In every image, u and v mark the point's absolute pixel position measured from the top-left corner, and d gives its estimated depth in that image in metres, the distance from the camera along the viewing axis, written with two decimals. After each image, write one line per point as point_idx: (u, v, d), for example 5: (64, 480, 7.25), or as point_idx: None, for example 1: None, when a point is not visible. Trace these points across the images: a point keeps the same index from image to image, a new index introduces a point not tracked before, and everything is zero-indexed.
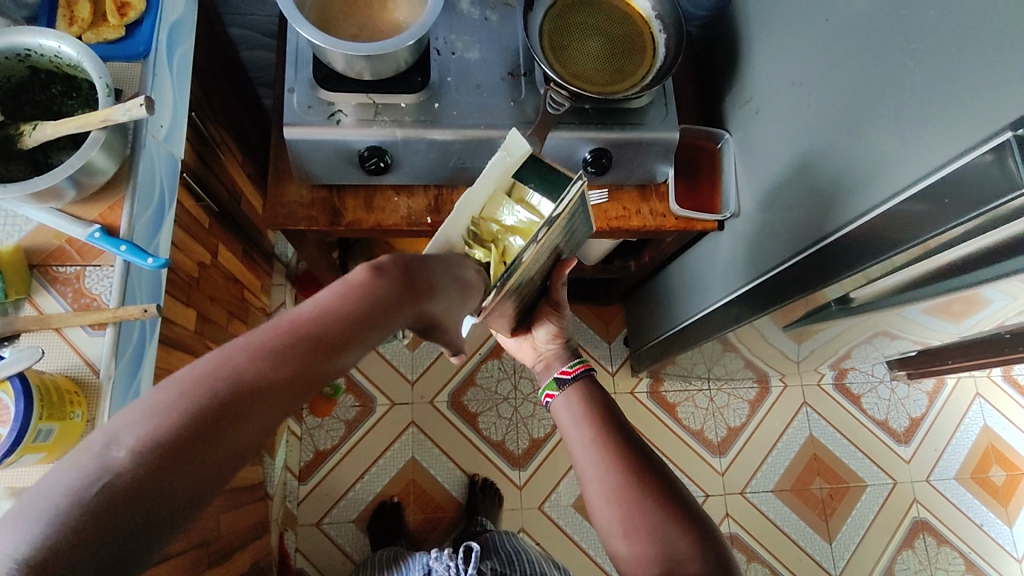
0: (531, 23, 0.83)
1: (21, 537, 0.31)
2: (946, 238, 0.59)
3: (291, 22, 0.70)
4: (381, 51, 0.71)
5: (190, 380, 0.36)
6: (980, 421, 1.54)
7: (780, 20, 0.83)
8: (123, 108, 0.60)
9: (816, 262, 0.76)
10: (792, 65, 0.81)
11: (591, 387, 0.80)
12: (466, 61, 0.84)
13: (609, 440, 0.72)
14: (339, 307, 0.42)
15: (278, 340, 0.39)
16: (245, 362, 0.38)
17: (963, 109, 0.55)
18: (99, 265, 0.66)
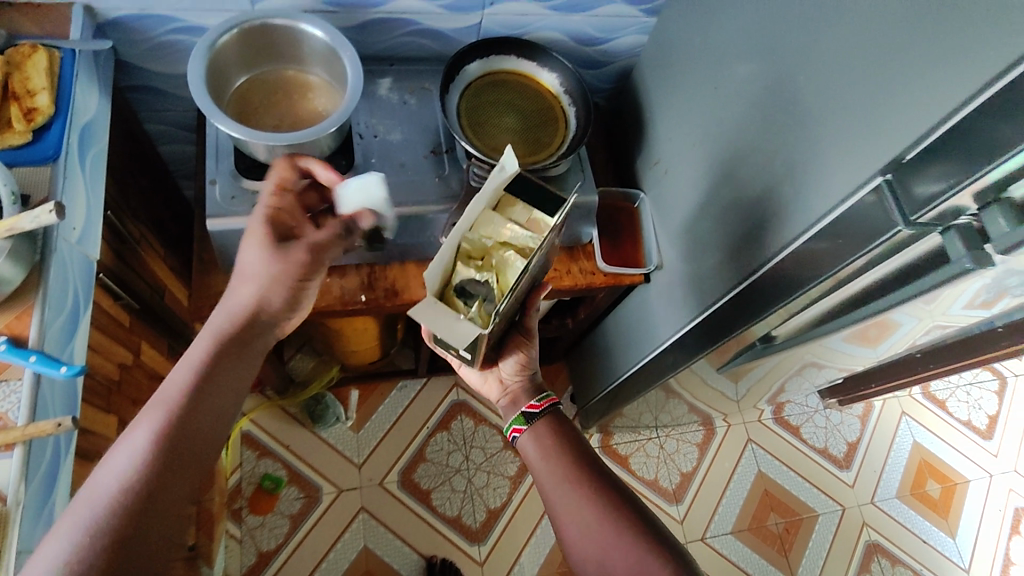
0: (448, 104, 0.87)
1: None
2: (849, 270, 0.64)
3: (210, 117, 0.70)
4: (303, 139, 0.73)
5: (99, 476, 0.52)
6: (909, 438, 1.63)
7: (677, 88, 0.92)
8: (32, 216, 0.58)
9: (738, 304, 0.81)
10: (691, 128, 0.89)
11: (557, 421, 0.78)
12: (389, 142, 0.87)
13: (583, 476, 0.72)
14: (189, 371, 0.58)
15: (152, 418, 0.55)
16: (136, 443, 0.54)
17: (839, 158, 0.61)
18: (5, 380, 0.62)
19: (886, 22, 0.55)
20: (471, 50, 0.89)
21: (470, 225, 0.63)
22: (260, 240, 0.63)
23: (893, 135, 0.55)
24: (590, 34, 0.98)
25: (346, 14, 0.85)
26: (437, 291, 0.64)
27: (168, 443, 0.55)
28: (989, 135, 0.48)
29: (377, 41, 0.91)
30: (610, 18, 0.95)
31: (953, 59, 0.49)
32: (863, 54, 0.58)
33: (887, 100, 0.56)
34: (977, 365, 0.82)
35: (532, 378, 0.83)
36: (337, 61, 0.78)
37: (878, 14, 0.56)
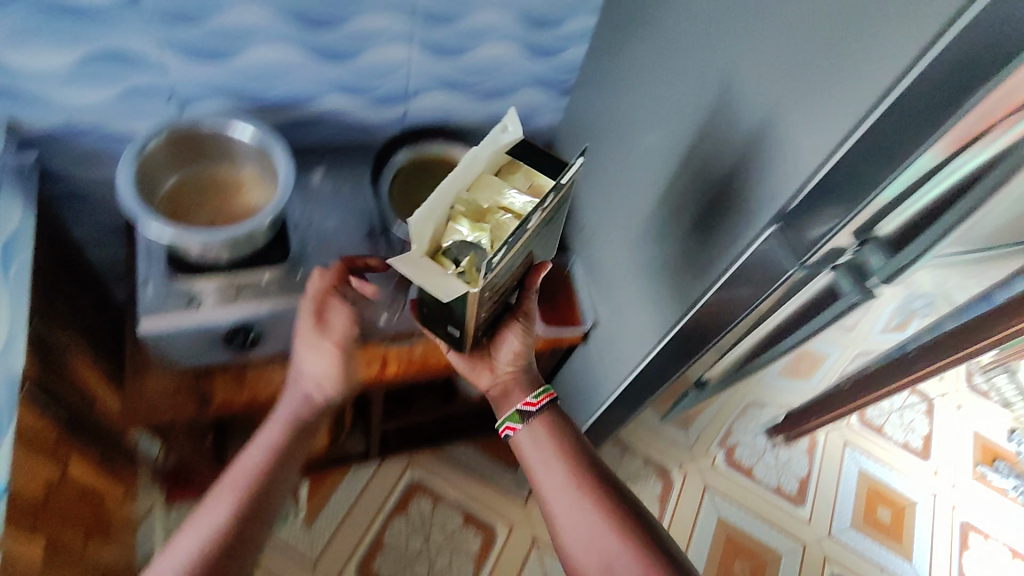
0: (380, 189, 0.91)
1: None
2: (761, 309, 0.70)
3: (141, 221, 0.71)
4: (237, 234, 0.74)
5: (201, 517, 0.69)
6: (855, 467, 1.69)
7: (592, 160, 1.00)
8: None
9: (671, 353, 0.85)
10: (610, 194, 0.96)
11: (556, 418, 0.81)
12: (324, 229, 0.90)
13: (583, 483, 0.76)
14: (265, 454, 0.75)
15: (229, 489, 0.72)
16: (215, 508, 0.70)
17: (735, 212, 0.68)
18: None
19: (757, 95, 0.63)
20: (399, 139, 0.94)
21: (467, 187, 0.69)
22: (309, 306, 0.79)
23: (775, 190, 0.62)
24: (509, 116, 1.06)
25: (275, 112, 0.89)
26: (427, 250, 0.66)
27: (240, 508, 0.71)
28: (855, 179, 0.54)
29: (307, 135, 0.95)
30: (526, 102, 1.04)
31: (810, 120, 0.56)
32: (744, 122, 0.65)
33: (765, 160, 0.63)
34: (897, 390, 0.94)
35: (526, 365, 0.83)
36: (268, 158, 0.82)
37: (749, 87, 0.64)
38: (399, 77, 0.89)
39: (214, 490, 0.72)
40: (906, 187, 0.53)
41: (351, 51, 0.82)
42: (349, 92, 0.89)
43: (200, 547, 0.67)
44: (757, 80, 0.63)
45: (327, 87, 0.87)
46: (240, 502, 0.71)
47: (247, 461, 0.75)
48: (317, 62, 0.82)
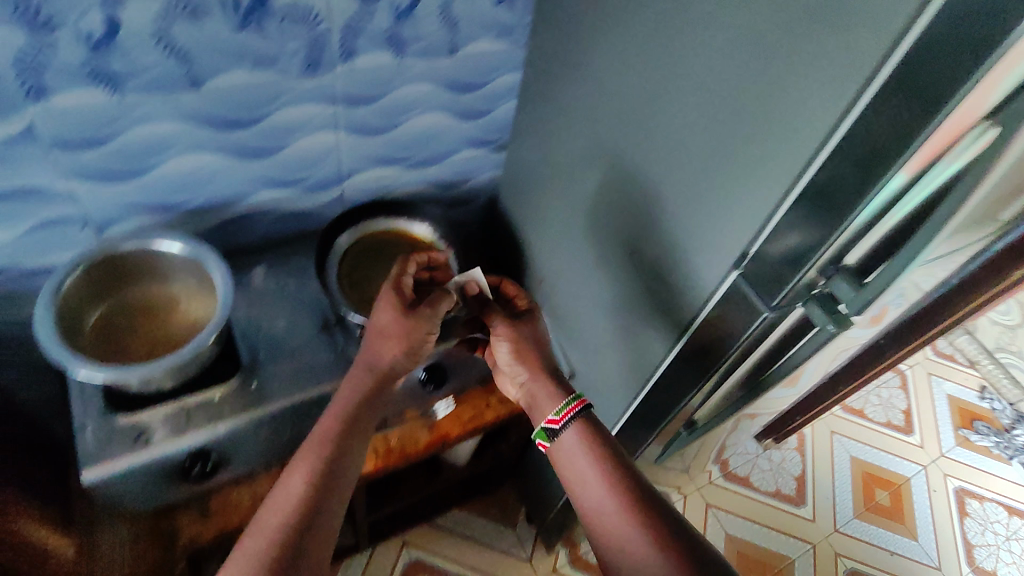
0: (328, 281, 0.86)
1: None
2: (743, 348, 0.65)
3: (67, 369, 0.65)
4: (181, 360, 0.69)
5: (269, 509, 0.58)
6: (847, 455, 1.67)
7: (536, 201, 0.94)
8: None
9: (658, 396, 0.79)
10: (553, 236, 0.91)
11: (589, 424, 0.71)
12: (273, 332, 0.84)
13: (633, 494, 0.64)
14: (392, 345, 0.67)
15: (276, 511, 0.57)
16: (312, 534, 0.57)
17: (685, 257, 0.64)
18: None
19: (683, 160, 0.60)
20: (337, 225, 0.91)
21: None
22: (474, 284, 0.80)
23: (723, 241, 0.58)
24: (449, 179, 1.02)
25: (201, 218, 0.83)
26: None
27: (291, 509, 0.57)
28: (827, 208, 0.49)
29: (240, 235, 0.89)
30: (464, 161, 1.00)
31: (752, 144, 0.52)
32: (678, 184, 0.62)
33: (705, 214, 0.59)
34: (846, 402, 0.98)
35: (546, 373, 0.76)
36: (202, 264, 0.77)
37: (673, 149, 0.61)
38: (326, 165, 0.86)
39: (281, 489, 0.59)
40: (857, 236, 0.51)
41: (270, 146, 0.79)
42: (277, 186, 0.85)
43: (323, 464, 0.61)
44: (681, 115, 0.59)
45: (254, 185, 0.83)
46: (290, 540, 0.55)
47: (306, 468, 0.60)
48: (240, 163, 0.79)
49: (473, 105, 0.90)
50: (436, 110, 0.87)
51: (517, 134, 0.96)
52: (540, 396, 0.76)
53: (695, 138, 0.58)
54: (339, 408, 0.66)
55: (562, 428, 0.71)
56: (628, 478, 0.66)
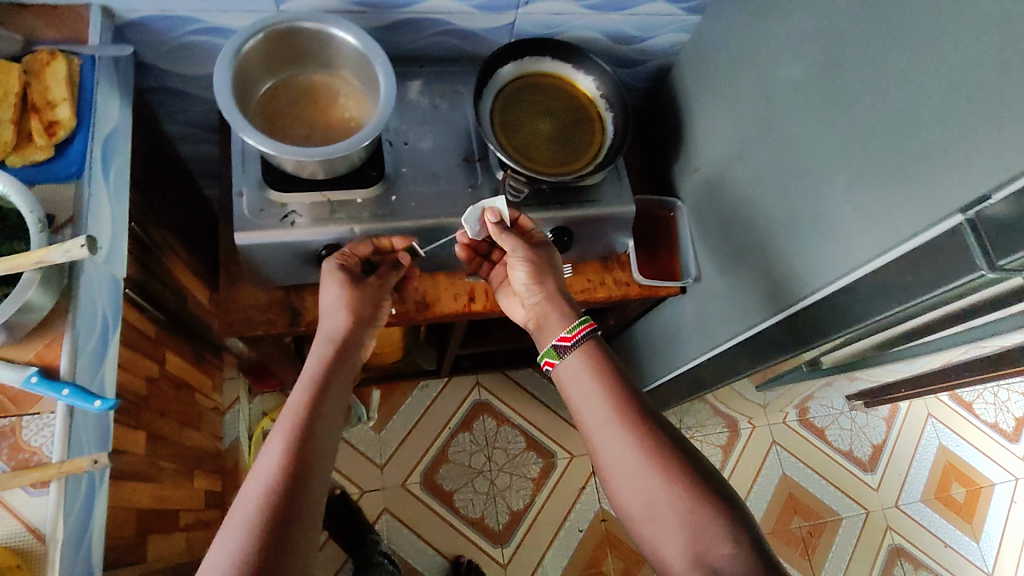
0: (480, 111, 0.83)
1: (243, 529, 0.56)
2: (923, 304, 0.59)
3: (234, 126, 0.67)
4: (334, 154, 0.69)
5: (260, 469, 0.61)
6: (935, 441, 1.57)
7: (724, 80, 0.84)
8: (62, 249, 0.50)
9: (794, 325, 0.74)
10: (733, 123, 0.82)
11: (595, 348, 0.72)
12: (420, 151, 0.83)
13: (635, 411, 0.66)
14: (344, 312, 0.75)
15: (278, 439, 0.63)
16: (310, 454, 0.63)
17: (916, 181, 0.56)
18: (39, 413, 0.55)
19: (979, 63, 0.50)
20: (505, 54, 0.84)
21: None
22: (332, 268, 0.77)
23: (987, 168, 0.50)
24: (627, 33, 0.91)
25: (374, 15, 0.79)
26: None
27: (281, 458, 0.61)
28: None
29: (408, 41, 0.85)
30: (649, 15, 0.88)
31: None
32: (952, 96, 0.52)
33: (976, 135, 0.50)
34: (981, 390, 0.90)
35: (560, 294, 0.77)
36: (368, 66, 0.74)
37: (963, 49, 0.50)
38: None
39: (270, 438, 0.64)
40: None
41: None
42: None
43: (301, 414, 0.66)
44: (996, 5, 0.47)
45: None
46: (294, 458, 0.62)
47: (284, 422, 0.65)
48: None
49: None
50: None
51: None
52: (546, 320, 0.77)
53: (1008, 41, 0.47)
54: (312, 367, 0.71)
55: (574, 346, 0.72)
56: (630, 395, 0.68)
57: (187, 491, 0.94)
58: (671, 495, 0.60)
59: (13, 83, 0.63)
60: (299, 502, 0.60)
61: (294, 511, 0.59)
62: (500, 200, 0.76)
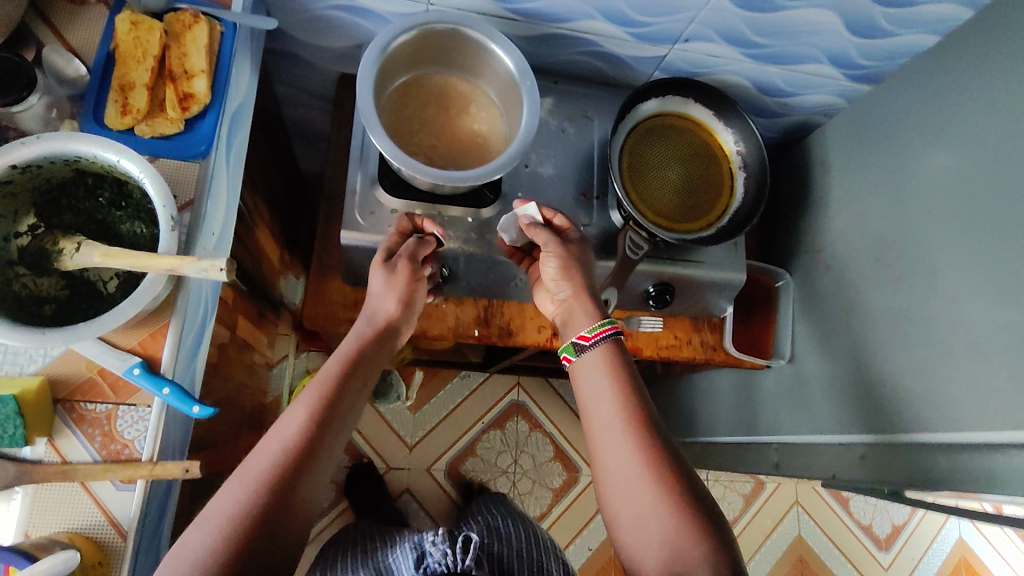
0: (614, 146, 0.77)
1: (235, 504, 0.50)
2: None
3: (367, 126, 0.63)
4: (464, 181, 0.64)
5: (269, 438, 0.56)
6: (956, 533, 1.55)
7: (869, 166, 0.78)
8: (197, 264, 0.49)
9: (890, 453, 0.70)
10: (871, 218, 0.76)
11: (617, 354, 0.66)
12: (539, 176, 0.78)
13: (642, 426, 0.61)
14: (395, 296, 0.67)
15: (296, 412, 0.58)
16: (326, 431, 0.57)
17: None
18: (135, 405, 0.55)
19: None
20: (653, 88, 0.78)
21: None
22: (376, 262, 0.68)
23: None
24: (777, 86, 0.82)
25: (526, 24, 0.73)
26: None
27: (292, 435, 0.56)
28: None
29: (548, 56, 0.80)
30: (811, 76, 0.80)
31: None
32: None
33: None
34: None
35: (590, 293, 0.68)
36: (516, 88, 0.70)
37: None
38: (679, 21, 0.70)
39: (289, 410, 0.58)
40: None
41: None
42: (616, 22, 0.72)
43: (328, 393, 0.60)
44: None
45: (596, 12, 0.70)
46: (308, 440, 0.56)
47: (307, 396, 0.59)
48: None
49: (880, 21, 0.69)
50: (835, 12, 0.68)
51: (899, 79, 0.75)
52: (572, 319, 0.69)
53: None
54: (349, 348, 0.65)
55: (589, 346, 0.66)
56: (641, 407, 0.62)
57: (235, 453, 0.94)
58: (660, 506, 0.56)
59: (154, 45, 0.59)
60: (299, 488, 0.53)
61: (292, 498, 0.53)
62: (533, 205, 0.70)
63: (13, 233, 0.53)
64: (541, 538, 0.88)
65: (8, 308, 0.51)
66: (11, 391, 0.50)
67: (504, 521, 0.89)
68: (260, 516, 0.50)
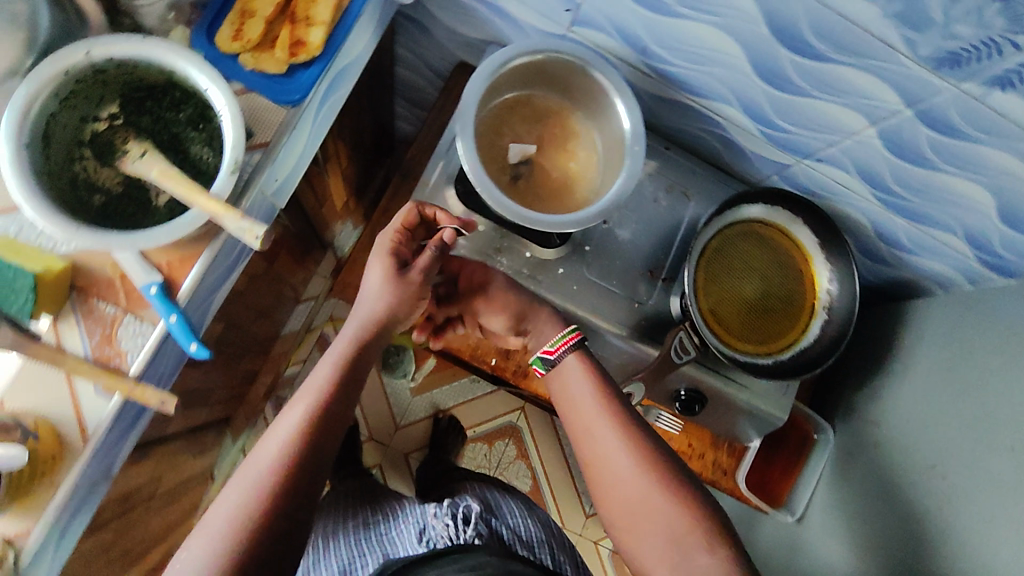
0: (701, 236, 0.71)
1: (233, 515, 0.47)
2: None
3: (458, 131, 0.62)
4: (532, 222, 0.61)
5: (271, 438, 0.52)
6: None
7: (964, 360, 0.69)
8: (238, 225, 0.50)
9: None
10: (946, 415, 0.68)
11: (585, 359, 0.63)
12: (614, 237, 0.73)
13: (624, 420, 0.58)
14: (397, 296, 0.61)
15: (297, 409, 0.54)
16: (331, 429, 0.53)
17: None
18: (141, 319, 0.55)
19: None
20: (761, 196, 0.72)
21: None
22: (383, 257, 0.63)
23: None
24: (897, 237, 0.75)
25: (658, 83, 0.69)
26: None
27: (298, 428, 0.52)
28: None
29: (671, 120, 0.75)
30: (937, 244, 0.71)
31: None
32: None
33: None
34: None
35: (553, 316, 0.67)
36: (624, 144, 0.66)
37: None
38: (818, 137, 0.65)
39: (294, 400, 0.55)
40: None
41: (798, 87, 0.59)
42: (752, 114, 0.67)
43: (330, 384, 0.55)
44: None
45: (734, 98, 0.66)
46: (313, 437, 0.52)
47: (308, 389, 0.56)
48: (763, 82, 0.61)
49: None
50: (991, 194, 0.60)
51: None
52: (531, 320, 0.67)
53: None
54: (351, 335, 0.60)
55: (555, 357, 0.63)
56: (619, 403, 0.59)
57: (233, 375, 0.95)
58: (660, 505, 0.53)
59: None
60: (308, 482, 0.50)
61: (302, 497, 0.49)
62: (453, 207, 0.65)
63: (92, 116, 0.54)
64: (547, 523, 0.83)
65: (59, 187, 0.51)
66: (35, 267, 0.51)
67: (499, 492, 0.87)
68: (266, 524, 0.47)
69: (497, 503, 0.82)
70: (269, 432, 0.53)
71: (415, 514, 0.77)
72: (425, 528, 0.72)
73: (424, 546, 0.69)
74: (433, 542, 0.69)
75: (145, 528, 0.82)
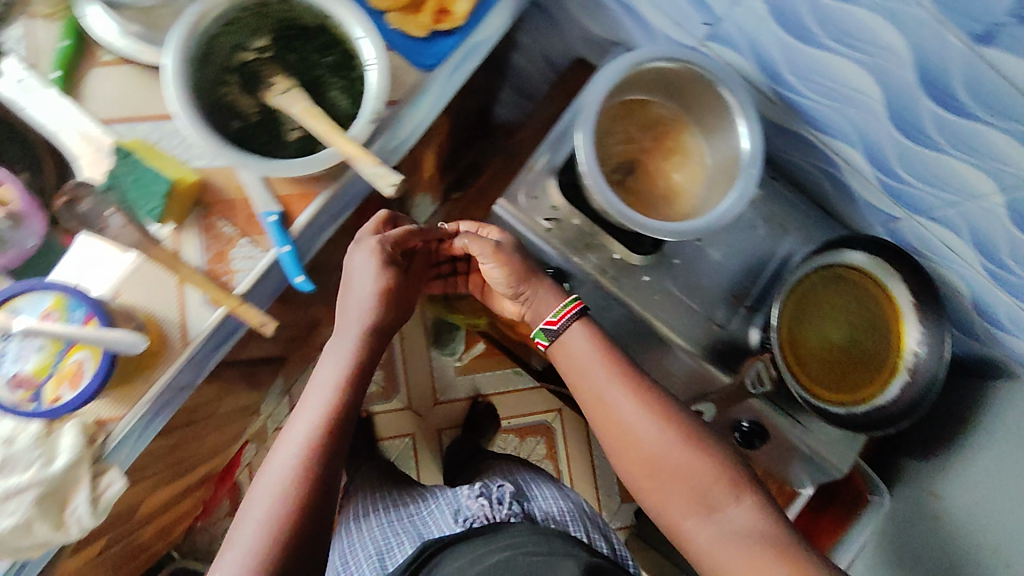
0: (795, 273, 0.70)
1: (259, 529, 0.49)
2: None
3: (579, 124, 0.62)
4: (635, 224, 0.62)
5: (284, 448, 0.54)
6: None
7: None
8: (372, 170, 0.52)
9: None
10: None
11: (586, 328, 0.62)
12: (704, 255, 0.73)
13: (639, 387, 0.58)
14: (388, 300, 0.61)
15: (307, 419, 0.56)
16: (344, 430, 0.56)
17: None
18: (255, 244, 0.57)
19: None
20: (864, 242, 0.70)
21: None
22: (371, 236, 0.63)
23: None
24: (995, 313, 0.71)
25: (781, 112, 0.68)
26: None
27: (315, 432, 0.54)
28: None
29: (783, 151, 0.74)
30: None
31: None
32: None
33: None
34: None
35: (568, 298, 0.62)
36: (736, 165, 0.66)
37: None
38: (939, 195, 0.63)
39: (305, 400, 0.57)
40: None
41: (932, 141, 0.58)
42: (873, 161, 0.66)
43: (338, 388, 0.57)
44: None
45: (859, 141, 0.65)
46: (329, 442, 0.54)
47: (317, 390, 0.58)
48: (895, 130, 0.60)
49: None
50: None
51: None
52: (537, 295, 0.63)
53: None
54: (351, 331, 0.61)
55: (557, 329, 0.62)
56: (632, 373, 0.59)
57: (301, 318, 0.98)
58: (688, 462, 0.55)
59: None
60: (329, 479, 0.53)
61: (325, 498, 0.53)
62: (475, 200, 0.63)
63: (244, 45, 0.56)
64: (580, 501, 0.82)
65: (205, 107, 0.54)
66: (173, 174, 0.54)
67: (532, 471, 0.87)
68: (296, 530, 0.50)
69: (528, 486, 0.82)
70: (280, 439, 0.55)
71: (447, 496, 0.79)
72: (460, 508, 0.74)
73: (462, 525, 0.71)
74: (470, 521, 0.71)
75: (199, 444, 0.86)
